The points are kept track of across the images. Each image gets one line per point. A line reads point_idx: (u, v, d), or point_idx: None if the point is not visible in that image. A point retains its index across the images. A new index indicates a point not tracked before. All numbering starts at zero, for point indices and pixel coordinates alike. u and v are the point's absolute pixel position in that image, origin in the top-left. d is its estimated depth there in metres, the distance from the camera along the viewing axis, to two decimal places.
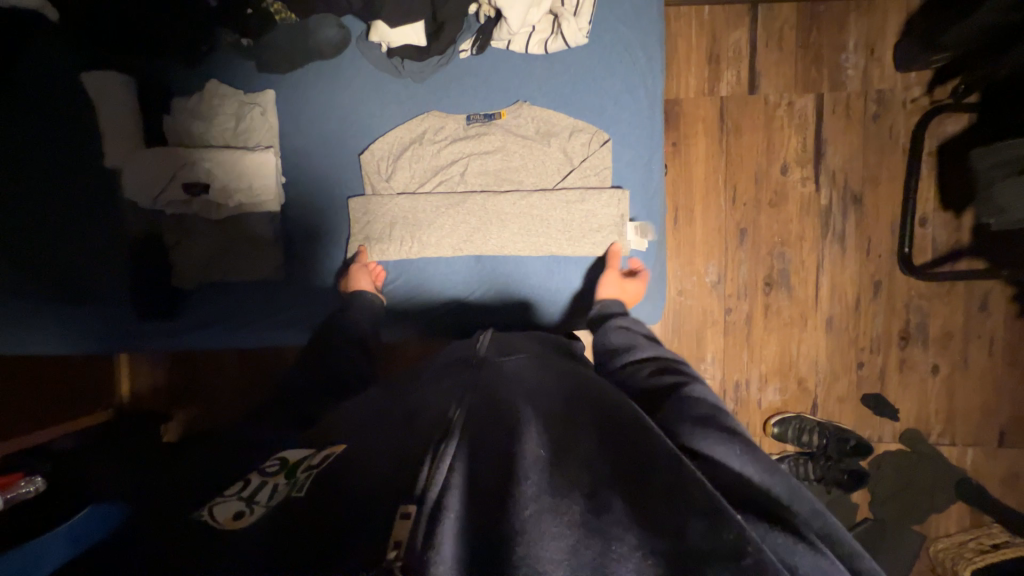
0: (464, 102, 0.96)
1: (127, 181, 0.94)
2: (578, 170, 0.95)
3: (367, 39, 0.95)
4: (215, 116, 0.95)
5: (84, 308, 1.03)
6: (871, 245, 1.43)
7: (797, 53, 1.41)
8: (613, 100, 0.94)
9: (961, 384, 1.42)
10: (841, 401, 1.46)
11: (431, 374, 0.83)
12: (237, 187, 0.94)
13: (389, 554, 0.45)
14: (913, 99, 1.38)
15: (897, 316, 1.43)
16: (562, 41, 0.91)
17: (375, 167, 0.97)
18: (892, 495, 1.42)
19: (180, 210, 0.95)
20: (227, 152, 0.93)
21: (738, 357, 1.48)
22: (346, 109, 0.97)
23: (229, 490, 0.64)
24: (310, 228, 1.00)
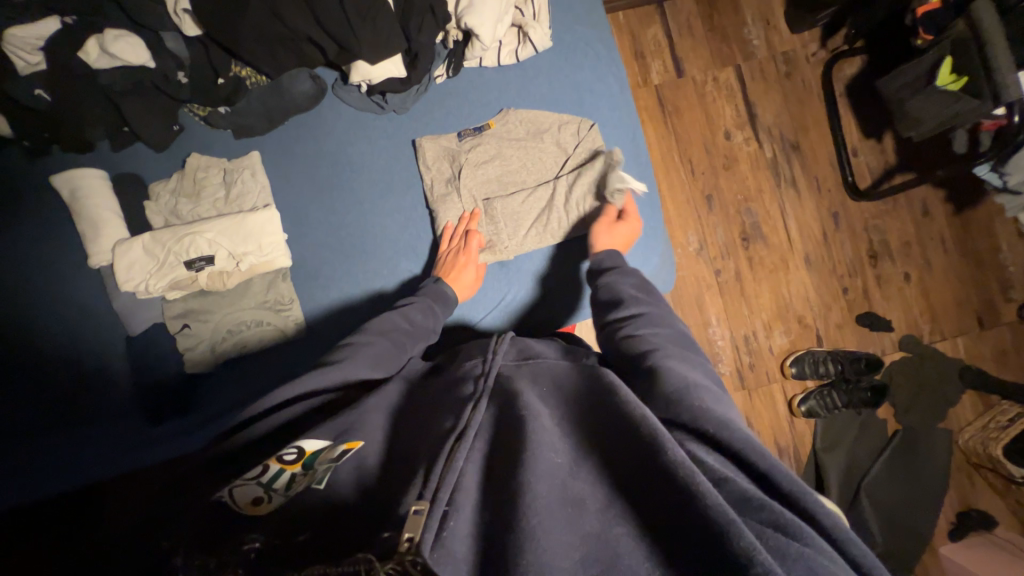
0: (451, 123, 0.99)
1: (121, 272, 0.88)
2: (575, 158, 0.99)
3: (344, 84, 0.97)
4: (203, 188, 0.93)
5: (85, 428, 0.91)
6: (819, 183, 1.58)
7: (707, 35, 1.58)
8: (581, 99, 1.00)
9: (932, 283, 1.57)
10: (840, 327, 1.55)
11: (445, 379, 0.77)
12: (246, 250, 0.90)
13: (401, 545, 0.47)
14: (813, 53, 1.58)
15: (861, 238, 1.57)
16: (531, 47, 0.98)
17: (376, 203, 0.98)
18: (910, 401, 1.51)
19: (187, 289, 0.91)
20: (226, 219, 0.89)
21: (739, 312, 1.55)
22: (332, 157, 0.98)
23: (250, 474, 0.61)
24: (319, 283, 0.96)
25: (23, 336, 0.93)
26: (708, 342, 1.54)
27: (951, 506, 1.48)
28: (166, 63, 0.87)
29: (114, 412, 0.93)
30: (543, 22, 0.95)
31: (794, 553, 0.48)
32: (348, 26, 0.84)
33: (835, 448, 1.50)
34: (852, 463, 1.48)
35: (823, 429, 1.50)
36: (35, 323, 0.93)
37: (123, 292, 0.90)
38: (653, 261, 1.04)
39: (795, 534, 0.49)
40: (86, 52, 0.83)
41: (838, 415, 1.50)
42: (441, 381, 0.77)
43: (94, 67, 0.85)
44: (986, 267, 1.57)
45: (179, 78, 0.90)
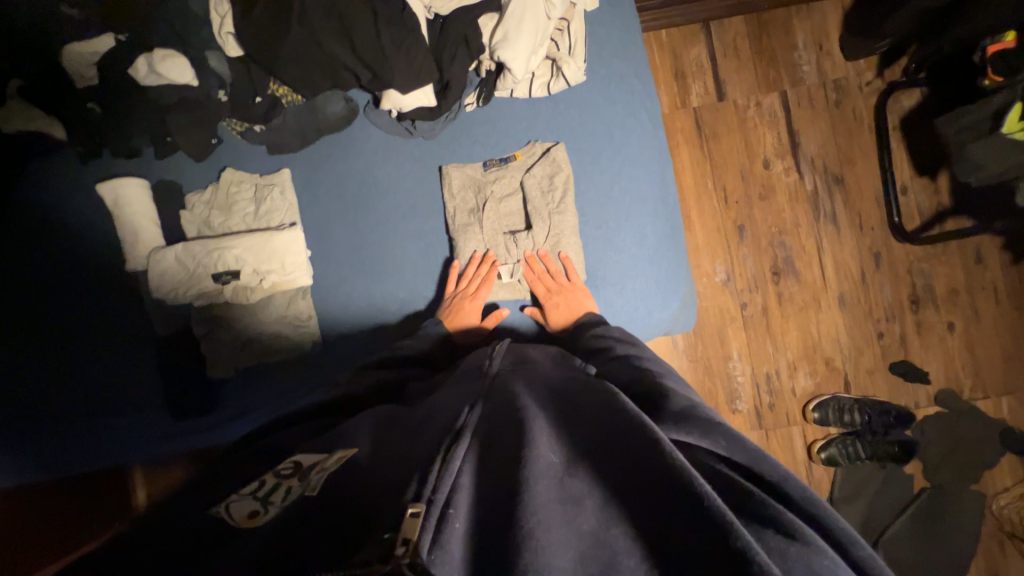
0: (476, 151, 0.99)
1: (155, 280, 0.92)
2: (600, 195, 0.97)
3: (375, 107, 0.98)
4: (234, 203, 0.95)
5: (124, 418, 0.99)
6: (862, 220, 1.49)
7: (753, 58, 1.52)
8: (615, 132, 0.97)
9: (979, 336, 1.46)
10: (871, 374, 1.47)
11: (441, 388, 0.79)
12: (269, 267, 0.92)
13: (396, 549, 0.44)
14: (867, 82, 1.49)
15: (902, 282, 1.48)
16: (564, 81, 0.96)
17: (400, 225, 0.99)
18: (942, 458, 1.42)
19: (213, 301, 0.94)
20: (253, 236, 0.92)
21: (763, 349, 1.50)
22: (360, 178, 0.99)
23: (246, 489, 0.64)
24: (338, 297, 0.98)
25: (69, 328, 1.00)
26: (727, 377, 1.49)
27: (977, 574, 1.39)
28: (208, 82, 0.93)
29: (143, 406, 0.99)
30: (580, 52, 0.93)
31: (800, 561, 0.46)
32: (382, 55, 0.84)
33: (854, 499, 1.43)
34: (871, 517, 1.41)
35: (843, 478, 1.43)
36: (79, 316, 1.00)
37: (154, 298, 0.95)
38: (673, 307, 0.98)
39: (799, 537, 0.47)
40: (137, 70, 0.91)
41: (861, 466, 1.43)
42: (434, 390, 0.79)
43: (144, 83, 0.92)
44: None
45: (219, 95, 0.94)
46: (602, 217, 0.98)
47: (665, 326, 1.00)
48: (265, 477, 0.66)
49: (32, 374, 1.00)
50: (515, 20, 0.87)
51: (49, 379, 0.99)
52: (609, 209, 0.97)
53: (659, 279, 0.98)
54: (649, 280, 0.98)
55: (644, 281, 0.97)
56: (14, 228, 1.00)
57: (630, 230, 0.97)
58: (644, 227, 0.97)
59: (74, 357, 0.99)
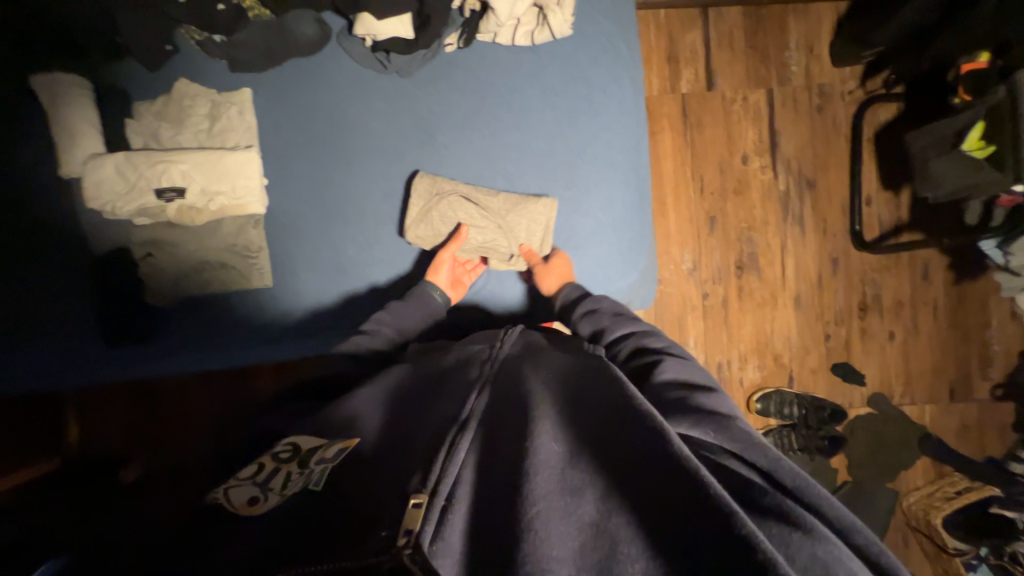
0: (451, 98, 0.93)
1: (89, 189, 0.85)
2: (578, 158, 0.95)
3: (349, 35, 0.92)
4: (187, 117, 0.89)
5: (56, 344, 0.94)
6: (826, 226, 1.54)
7: (746, 52, 1.52)
8: (595, 95, 0.94)
9: (915, 347, 1.55)
10: (814, 373, 1.55)
11: (450, 364, 0.79)
12: (218, 189, 0.87)
13: (399, 539, 0.48)
14: (850, 91, 1.53)
15: (855, 289, 1.55)
16: (548, 32, 0.90)
17: (367, 164, 0.94)
18: (866, 455, 1.52)
19: (155, 217, 0.88)
20: (205, 152, 0.86)
21: (718, 339, 1.55)
22: (325, 110, 0.93)
23: (245, 472, 0.62)
24: (295, 233, 0.94)
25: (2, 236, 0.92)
26: None
27: None
28: None
29: (80, 330, 0.94)
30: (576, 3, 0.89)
31: (804, 548, 0.45)
32: None
33: None
34: None
35: None
36: (12, 225, 0.92)
37: (89, 209, 0.88)
38: (632, 277, 0.99)
39: (806, 528, 0.47)
40: None
41: (792, 458, 1.51)
42: (443, 363, 0.80)
43: None
44: (972, 339, 1.56)
45: None
46: (582, 183, 0.96)
47: (627, 298, 1.01)
48: (264, 459, 0.64)
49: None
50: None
51: None
52: (587, 176, 0.96)
53: (627, 244, 0.98)
54: (616, 246, 0.98)
55: (610, 246, 0.98)
56: None
57: (601, 194, 0.96)
58: (615, 194, 0.96)
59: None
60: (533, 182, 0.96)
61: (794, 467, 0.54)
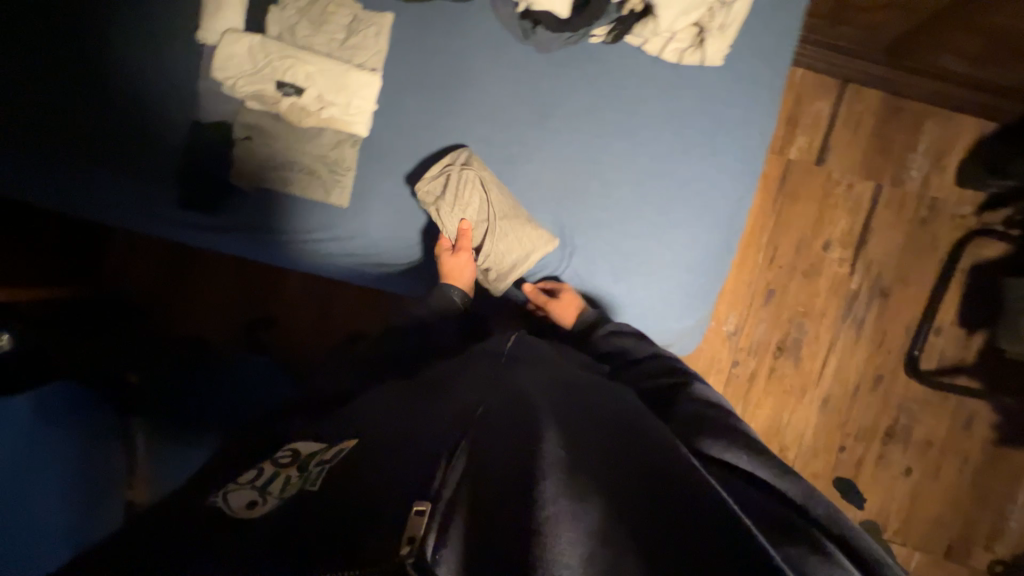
0: (579, 84, 0.88)
1: (220, 59, 0.87)
2: (681, 191, 0.91)
3: None
4: (326, 22, 0.88)
5: (121, 183, 0.97)
6: (884, 339, 1.47)
7: (869, 140, 1.44)
8: (717, 131, 0.90)
9: (928, 492, 1.48)
10: (814, 478, 1.50)
11: (459, 368, 0.79)
12: (332, 101, 0.88)
13: (402, 547, 0.45)
14: (962, 215, 1.44)
15: (888, 413, 1.48)
16: (699, 57, 0.86)
17: (471, 123, 0.90)
18: None
19: (267, 105, 0.90)
20: (333, 62, 0.87)
21: (731, 410, 1.51)
22: (451, 57, 0.89)
23: (246, 479, 0.66)
24: (379, 164, 0.93)
25: (112, 68, 0.95)
26: None
27: None
28: None
29: (149, 182, 0.98)
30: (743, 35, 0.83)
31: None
32: None
33: None
34: None
35: None
36: (128, 64, 0.95)
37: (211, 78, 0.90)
38: (685, 323, 0.96)
39: (831, 559, 0.45)
40: None
41: None
42: (450, 365, 0.82)
43: None
44: (990, 507, 1.47)
45: None
46: (675, 216, 0.92)
47: (674, 340, 0.98)
48: (265, 466, 0.68)
49: (48, 90, 0.96)
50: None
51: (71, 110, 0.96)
52: (683, 211, 0.92)
53: (694, 289, 0.95)
54: (683, 288, 0.95)
55: (677, 286, 0.95)
56: None
57: (688, 233, 0.93)
58: (703, 237, 0.93)
59: (97, 94, 0.96)
60: (629, 198, 0.92)
61: (808, 492, 0.56)
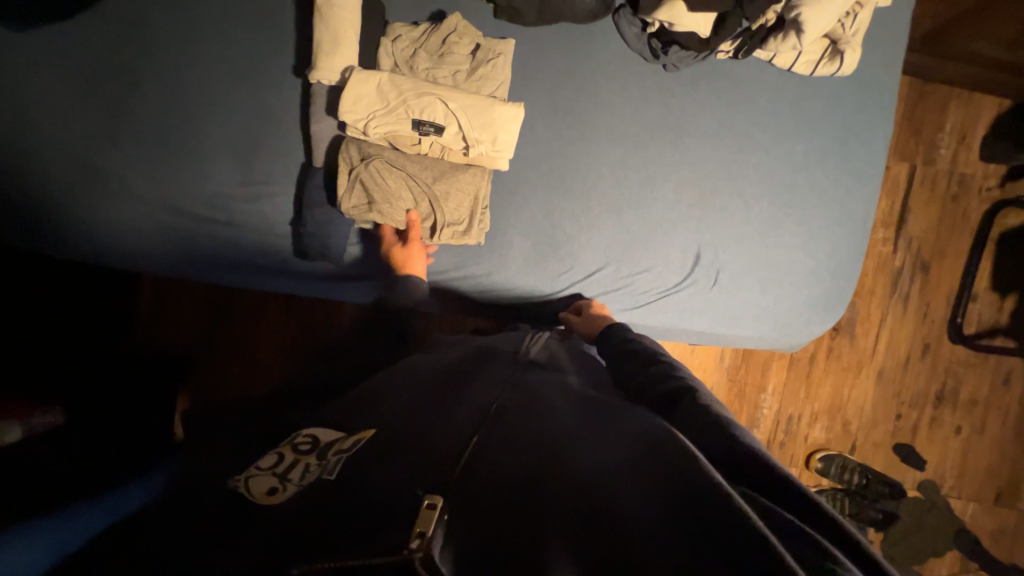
0: (711, 100, 0.89)
1: (348, 100, 0.78)
2: (815, 198, 0.94)
3: (630, 15, 0.85)
4: (449, 53, 0.82)
5: (209, 244, 0.93)
6: (928, 311, 1.57)
7: (902, 123, 1.52)
8: (839, 140, 0.93)
9: (976, 446, 1.60)
10: (875, 446, 1.59)
11: (469, 372, 0.76)
12: (480, 138, 0.82)
13: (411, 542, 0.41)
14: (987, 188, 1.55)
15: (937, 377, 1.58)
16: (834, 67, 0.88)
17: (606, 150, 0.89)
18: (907, 536, 1.55)
19: (400, 146, 0.84)
20: (475, 99, 0.82)
21: (796, 393, 1.57)
22: (582, 83, 0.87)
23: (264, 463, 0.61)
24: (505, 199, 0.89)
25: (190, 117, 0.89)
26: (753, 407, 1.56)
27: None
28: None
29: (244, 233, 0.92)
30: (853, 41, 0.85)
31: None
32: None
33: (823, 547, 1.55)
34: None
35: None
36: (208, 113, 0.89)
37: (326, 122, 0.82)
38: (816, 327, 0.98)
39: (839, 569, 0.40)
40: None
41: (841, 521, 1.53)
42: (459, 365, 0.79)
43: None
44: None
45: None
46: (808, 225, 0.94)
47: (799, 343, 1.00)
48: (282, 450, 0.63)
49: (112, 145, 0.88)
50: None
51: (137, 164, 0.89)
52: (814, 219, 0.94)
53: (824, 294, 0.97)
54: (812, 295, 0.96)
55: (807, 292, 0.96)
56: None
57: (818, 239, 0.95)
58: (833, 243, 0.95)
59: (169, 147, 0.89)
60: (765, 208, 0.93)
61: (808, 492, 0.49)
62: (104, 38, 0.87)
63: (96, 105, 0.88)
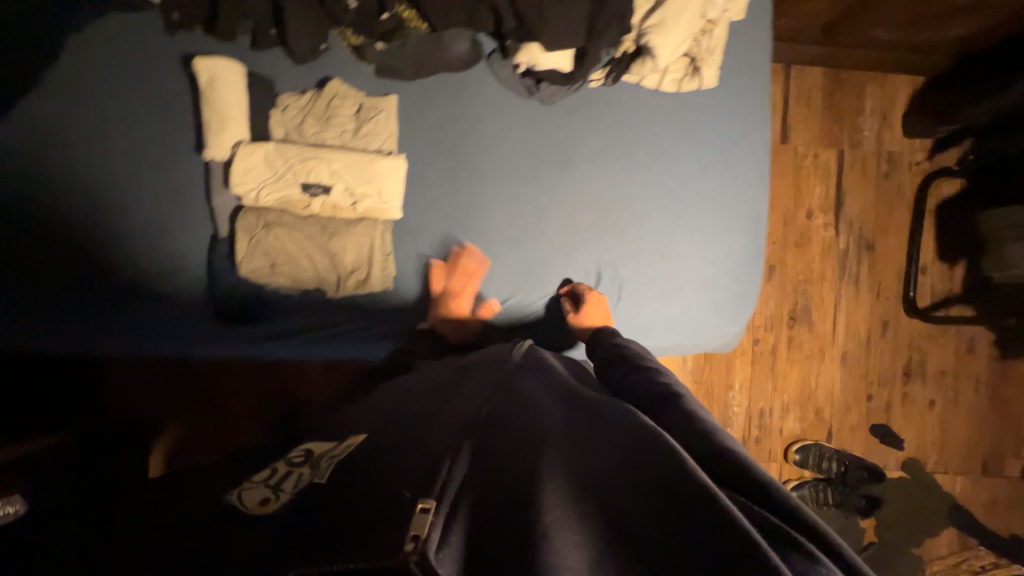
0: (593, 126, 0.93)
1: (237, 174, 0.87)
2: (706, 206, 0.97)
3: (501, 58, 0.90)
4: (333, 115, 0.89)
5: (143, 322, 0.94)
6: (880, 289, 1.58)
7: (822, 111, 1.57)
8: (727, 148, 0.97)
9: (953, 417, 1.58)
10: (852, 431, 1.58)
11: (458, 378, 0.80)
12: (366, 192, 0.89)
13: (407, 545, 0.46)
14: (917, 162, 1.58)
15: (901, 354, 1.58)
16: (697, 82, 0.93)
17: (497, 188, 0.93)
18: (897, 519, 1.52)
19: (294, 209, 0.91)
20: (357, 156, 0.88)
21: (763, 387, 1.57)
22: (464, 126, 0.92)
23: (260, 477, 0.72)
24: (406, 245, 0.94)
25: (110, 206, 0.94)
26: (723, 405, 1.56)
27: None
28: None
29: (171, 308, 0.95)
30: (714, 60, 0.92)
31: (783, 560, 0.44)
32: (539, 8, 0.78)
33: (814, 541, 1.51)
34: None
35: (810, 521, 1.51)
36: (126, 199, 0.94)
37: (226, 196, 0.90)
38: (730, 329, 1.01)
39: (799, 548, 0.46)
40: None
41: (827, 512, 1.51)
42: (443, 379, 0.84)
43: None
44: (1010, 416, 1.59)
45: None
46: (703, 233, 0.97)
47: (720, 347, 1.02)
48: (279, 467, 0.75)
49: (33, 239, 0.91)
50: (678, 7, 0.82)
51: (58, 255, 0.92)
52: (709, 227, 0.98)
53: (731, 295, 1.00)
54: (719, 298, 1.00)
55: (713, 297, 0.99)
56: (74, 74, 0.92)
57: (720, 243, 0.98)
58: (734, 245, 0.99)
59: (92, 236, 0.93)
60: (661, 221, 0.96)
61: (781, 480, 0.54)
62: (24, 136, 0.91)
63: (17, 201, 0.92)
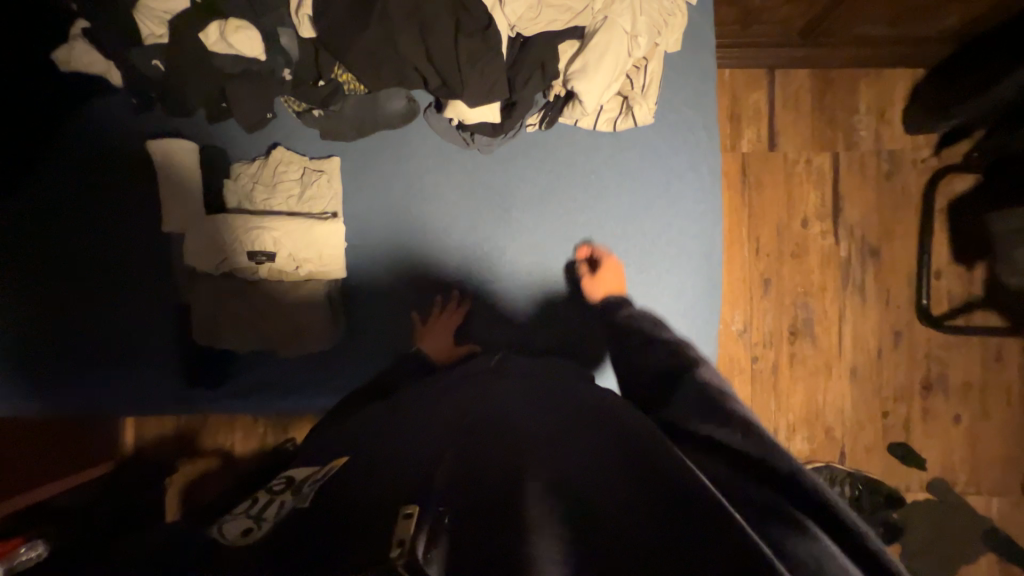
0: (526, 172, 1.01)
1: (192, 248, 0.97)
2: (647, 238, 1.02)
3: (436, 113, 1.00)
4: (280, 182, 0.98)
5: (142, 374, 1.03)
6: (889, 297, 1.48)
7: (812, 114, 1.49)
8: (672, 182, 1.02)
9: (983, 432, 1.46)
10: (868, 450, 1.47)
11: (448, 395, 0.81)
12: (307, 257, 0.97)
13: (392, 551, 0.43)
14: (922, 159, 1.48)
15: (918, 366, 1.47)
16: (632, 120, 1.00)
17: (449, 236, 1.02)
18: (926, 547, 1.40)
19: (246, 274, 0.99)
20: (299, 224, 0.97)
21: (766, 407, 1.49)
22: (407, 182, 1.01)
23: (240, 510, 0.66)
24: (374, 294, 1.03)
25: (102, 277, 1.03)
26: None
27: None
28: (274, 58, 0.92)
29: (153, 371, 1.03)
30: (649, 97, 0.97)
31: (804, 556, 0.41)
32: (455, 68, 0.84)
33: None
34: None
35: None
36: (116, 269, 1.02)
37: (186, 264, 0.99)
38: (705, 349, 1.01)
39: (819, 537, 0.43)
40: (207, 34, 0.87)
41: None
42: (434, 395, 0.84)
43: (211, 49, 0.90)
44: None
45: (284, 75, 0.94)
46: (646, 264, 1.03)
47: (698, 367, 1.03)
48: (258, 497, 0.69)
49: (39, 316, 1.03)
50: (597, 53, 0.87)
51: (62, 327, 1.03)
52: (651, 258, 1.03)
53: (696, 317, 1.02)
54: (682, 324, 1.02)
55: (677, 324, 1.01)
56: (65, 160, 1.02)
57: (667, 272, 1.02)
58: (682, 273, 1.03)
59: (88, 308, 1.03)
60: (604, 257, 1.02)
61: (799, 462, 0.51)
62: (27, 216, 1.02)
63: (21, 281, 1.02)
